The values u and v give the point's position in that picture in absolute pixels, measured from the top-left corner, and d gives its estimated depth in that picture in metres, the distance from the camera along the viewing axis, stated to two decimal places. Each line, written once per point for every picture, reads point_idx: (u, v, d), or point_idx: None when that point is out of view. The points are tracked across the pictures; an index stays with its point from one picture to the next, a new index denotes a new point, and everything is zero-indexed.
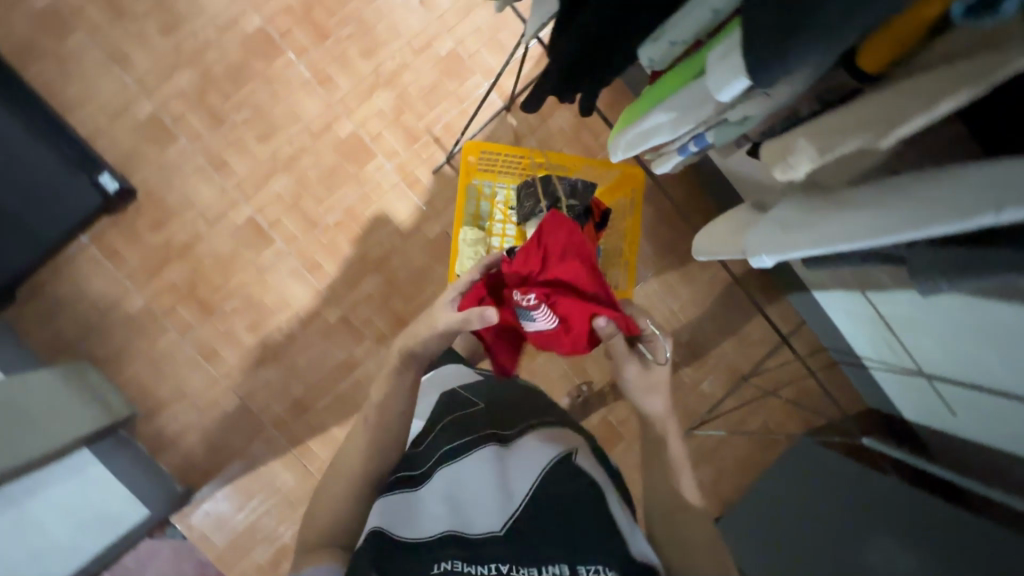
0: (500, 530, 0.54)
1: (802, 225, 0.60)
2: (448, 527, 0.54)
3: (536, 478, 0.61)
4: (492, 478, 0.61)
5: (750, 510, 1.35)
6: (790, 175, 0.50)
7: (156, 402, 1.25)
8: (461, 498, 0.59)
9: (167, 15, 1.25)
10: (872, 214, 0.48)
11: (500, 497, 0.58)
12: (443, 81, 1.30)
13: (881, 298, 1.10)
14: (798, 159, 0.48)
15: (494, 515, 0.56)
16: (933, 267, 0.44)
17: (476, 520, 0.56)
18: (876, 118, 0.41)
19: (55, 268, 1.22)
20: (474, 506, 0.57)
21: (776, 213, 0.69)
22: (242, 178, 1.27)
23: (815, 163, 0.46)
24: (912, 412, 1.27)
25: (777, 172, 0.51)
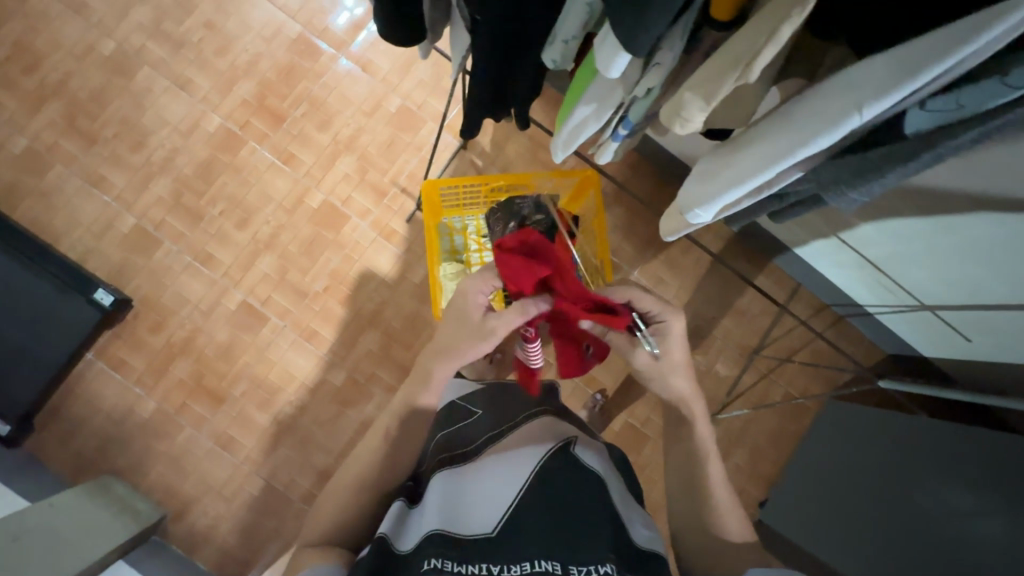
0: (493, 529, 0.59)
1: (725, 169, 0.60)
2: (445, 525, 0.59)
3: (527, 478, 0.65)
4: (491, 490, 0.64)
5: (791, 486, 1.32)
6: (690, 126, 0.52)
7: (183, 500, 1.26)
8: (462, 497, 0.63)
9: (135, 133, 1.33)
10: (769, 145, 0.53)
11: (496, 497, 0.63)
12: (398, 135, 1.37)
13: (863, 241, 1.12)
14: (693, 108, 0.50)
15: (489, 514, 0.61)
16: (840, 176, 0.51)
17: (471, 518, 0.60)
18: (757, 42, 0.43)
19: (67, 390, 1.26)
20: (474, 505, 0.62)
21: (695, 175, 0.69)
22: (229, 266, 1.32)
23: (707, 111, 0.49)
24: (926, 349, 1.29)
25: (674, 129, 0.53)
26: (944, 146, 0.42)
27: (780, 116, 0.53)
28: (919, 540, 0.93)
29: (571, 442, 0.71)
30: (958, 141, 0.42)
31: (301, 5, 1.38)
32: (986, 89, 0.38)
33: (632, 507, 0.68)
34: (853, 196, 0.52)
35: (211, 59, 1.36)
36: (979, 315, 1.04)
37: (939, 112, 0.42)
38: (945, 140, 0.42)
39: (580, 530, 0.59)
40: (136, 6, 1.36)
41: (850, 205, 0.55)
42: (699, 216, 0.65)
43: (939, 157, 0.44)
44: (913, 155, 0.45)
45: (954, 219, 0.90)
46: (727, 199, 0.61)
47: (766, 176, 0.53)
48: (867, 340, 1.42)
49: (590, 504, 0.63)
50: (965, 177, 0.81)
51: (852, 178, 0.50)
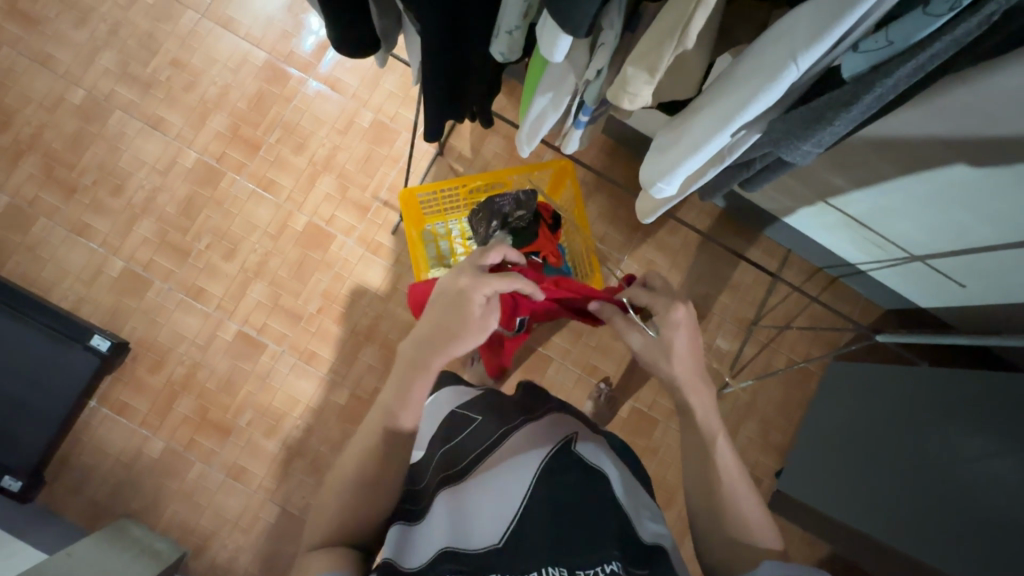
0: (497, 542, 0.58)
1: (676, 140, 0.61)
2: (451, 542, 0.57)
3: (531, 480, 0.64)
4: (492, 500, 0.62)
5: (805, 453, 1.31)
6: (637, 99, 0.52)
7: (201, 536, 1.26)
8: (466, 508, 0.61)
9: (114, 177, 1.34)
10: (715, 109, 0.53)
11: (499, 504, 0.62)
12: (373, 149, 1.38)
13: (846, 201, 1.12)
14: (639, 82, 0.50)
15: (493, 525, 0.59)
16: (790, 130, 0.53)
17: (475, 530, 0.59)
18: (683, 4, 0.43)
19: (74, 440, 1.26)
20: (476, 515, 0.60)
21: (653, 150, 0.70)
22: (221, 298, 1.33)
23: (652, 83, 0.49)
24: (924, 299, 1.28)
25: (623, 105, 0.53)
26: (882, 84, 0.44)
27: (720, 79, 0.53)
28: (937, 490, 0.92)
29: (571, 440, 0.70)
30: (893, 79, 0.43)
31: (263, 32, 1.39)
32: (909, 25, 0.40)
33: (640, 507, 0.67)
34: (805, 149, 0.53)
35: (181, 95, 1.37)
36: (971, 259, 1.04)
37: (871, 53, 0.43)
38: (881, 78, 0.44)
39: (585, 530, 0.59)
40: (101, 52, 1.37)
41: (804, 159, 0.56)
42: (662, 189, 0.66)
43: (879, 97, 0.46)
44: (855, 97, 0.46)
45: (930, 165, 0.90)
46: (681, 168, 0.61)
47: (719, 139, 0.54)
48: (864, 299, 1.42)
49: (595, 504, 0.63)
50: (933, 124, 0.81)
51: (802, 131, 0.51)
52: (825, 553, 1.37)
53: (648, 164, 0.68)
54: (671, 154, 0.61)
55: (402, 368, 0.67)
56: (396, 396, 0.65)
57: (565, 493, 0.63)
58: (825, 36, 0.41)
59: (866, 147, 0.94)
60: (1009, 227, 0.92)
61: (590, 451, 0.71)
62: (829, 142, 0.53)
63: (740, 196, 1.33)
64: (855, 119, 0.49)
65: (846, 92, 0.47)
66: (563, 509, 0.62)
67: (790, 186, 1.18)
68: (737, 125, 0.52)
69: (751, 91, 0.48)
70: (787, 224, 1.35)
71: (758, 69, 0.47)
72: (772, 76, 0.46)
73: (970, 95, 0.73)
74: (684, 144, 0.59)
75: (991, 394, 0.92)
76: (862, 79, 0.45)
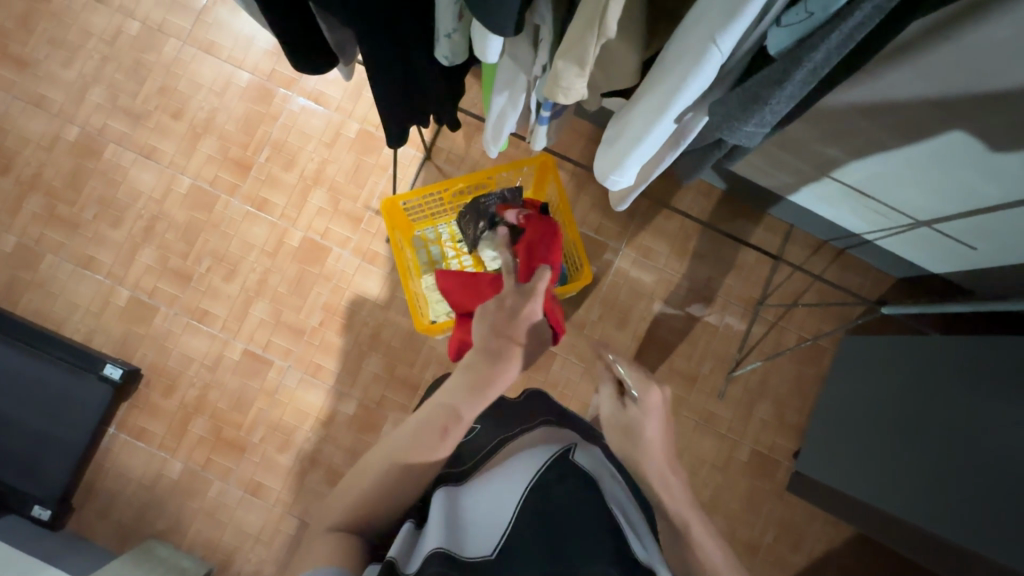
0: (490, 553, 0.56)
1: (622, 126, 0.60)
2: (447, 545, 0.54)
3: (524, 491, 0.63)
4: (490, 516, 0.60)
5: (822, 432, 1.27)
6: (571, 92, 0.50)
7: (225, 551, 1.29)
8: (464, 518, 0.60)
9: (114, 208, 1.37)
10: (652, 95, 0.52)
11: (495, 514, 0.60)
12: (361, 159, 1.38)
13: (843, 171, 1.08)
14: (568, 76, 0.48)
15: (487, 538, 0.57)
16: (729, 112, 0.51)
17: (469, 540, 0.57)
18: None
19: (97, 466, 1.31)
20: (473, 528, 0.59)
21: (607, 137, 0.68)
22: (225, 319, 1.35)
23: (584, 76, 0.48)
24: (936, 266, 1.23)
25: (559, 100, 0.52)
26: (809, 60, 0.42)
27: (654, 62, 0.51)
28: (954, 465, 0.89)
29: (569, 450, 0.68)
30: (821, 53, 0.41)
31: (245, 53, 1.40)
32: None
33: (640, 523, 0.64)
34: (748, 130, 0.51)
35: (171, 123, 1.39)
36: (979, 220, 1.00)
37: (794, 26, 0.41)
38: (808, 52, 0.41)
39: (580, 537, 0.57)
40: (91, 87, 1.40)
41: (751, 139, 0.54)
42: (619, 178, 0.66)
43: (811, 72, 0.43)
44: (786, 74, 0.44)
45: (924, 128, 0.86)
46: (632, 153, 0.60)
47: (662, 122, 0.53)
48: (873, 269, 1.37)
49: (593, 511, 0.61)
50: (920, 83, 0.77)
51: (739, 113, 0.49)
52: (851, 532, 1.34)
53: (603, 151, 0.67)
54: (621, 143, 0.61)
55: (467, 373, 0.72)
56: (458, 391, 0.70)
57: (557, 504, 0.61)
58: (739, 13, 0.40)
59: (855, 114, 0.90)
60: (1016, 184, 0.87)
61: (589, 461, 0.68)
62: (772, 121, 0.51)
63: (735, 174, 1.30)
64: (793, 96, 0.47)
65: (777, 70, 0.45)
66: (559, 517, 0.60)
67: (784, 161, 1.14)
68: (676, 109, 0.51)
69: (680, 75, 0.47)
70: (786, 201, 1.31)
71: (682, 53, 0.46)
72: (697, 60, 0.45)
73: (955, 50, 0.69)
74: (630, 130, 0.58)
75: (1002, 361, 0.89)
76: (790, 54, 0.43)
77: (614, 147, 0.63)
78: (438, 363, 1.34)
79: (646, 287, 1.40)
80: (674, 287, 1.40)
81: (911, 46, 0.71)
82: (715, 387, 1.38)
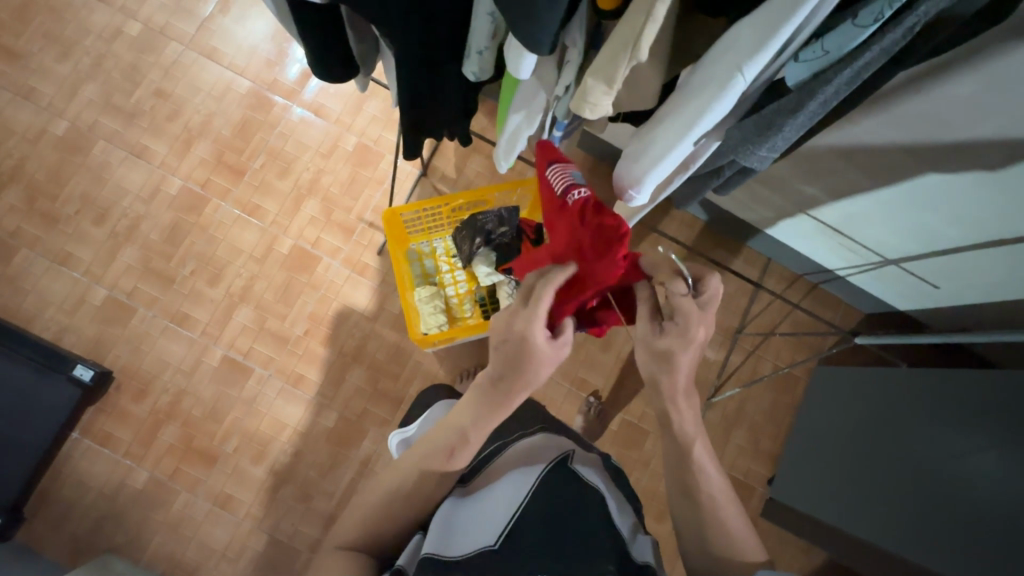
0: (493, 543, 0.57)
1: (641, 147, 0.64)
2: (443, 548, 0.56)
3: (528, 490, 0.64)
4: (489, 513, 0.61)
5: (795, 458, 1.31)
6: (597, 109, 0.55)
7: (187, 567, 1.23)
8: (467, 513, 0.62)
9: (98, 205, 1.34)
10: (674, 120, 0.57)
11: (495, 511, 0.61)
12: (358, 172, 1.40)
13: (821, 209, 1.15)
14: (597, 95, 0.53)
15: (491, 525, 0.59)
16: (745, 137, 0.57)
17: (474, 533, 0.58)
18: (625, 25, 0.46)
19: (55, 473, 1.24)
20: (473, 522, 0.60)
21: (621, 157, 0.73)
22: (206, 324, 1.32)
23: (611, 94, 0.53)
24: (902, 303, 1.31)
25: (586, 115, 0.56)
26: (822, 92, 0.48)
27: (678, 89, 0.56)
28: (921, 486, 0.94)
29: (569, 455, 0.70)
30: (831, 86, 0.47)
31: (246, 61, 1.41)
32: (843, 33, 0.45)
33: (633, 526, 0.65)
34: (760, 154, 0.57)
35: (165, 124, 1.38)
36: (943, 260, 1.08)
37: (810, 62, 0.47)
38: (821, 86, 0.48)
39: (582, 539, 0.58)
40: (85, 83, 1.38)
41: (761, 163, 0.60)
42: (634, 197, 0.70)
43: (821, 104, 0.50)
44: (799, 105, 0.50)
45: (897, 172, 0.93)
46: (650, 172, 0.65)
47: (684, 144, 0.58)
48: (844, 304, 1.44)
49: (590, 513, 0.62)
50: (893, 131, 0.84)
51: (754, 138, 0.56)
52: (821, 559, 1.37)
53: (619, 172, 0.71)
54: (640, 163, 0.65)
55: (480, 396, 0.63)
56: (473, 415, 0.63)
57: (559, 503, 0.63)
58: (765, 47, 0.45)
59: (833, 156, 0.98)
60: (980, 227, 0.95)
61: (586, 468, 0.70)
62: (781, 148, 0.57)
63: (718, 207, 1.36)
64: (803, 125, 0.53)
65: (791, 101, 0.51)
66: (564, 517, 0.61)
67: (766, 196, 1.21)
68: (699, 132, 0.56)
69: (705, 100, 0.52)
70: (766, 235, 1.37)
71: (708, 80, 0.51)
72: (722, 88, 0.50)
73: (927, 102, 0.76)
74: (650, 152, 0.63)
75: (964, 388, 0.96)
76: (804, 87, 0.49)
77: (631, 166, 0.67)
78: (422, 377, 1.33)
79: None
80: None
81: (888, 96, 0.78)
82: None
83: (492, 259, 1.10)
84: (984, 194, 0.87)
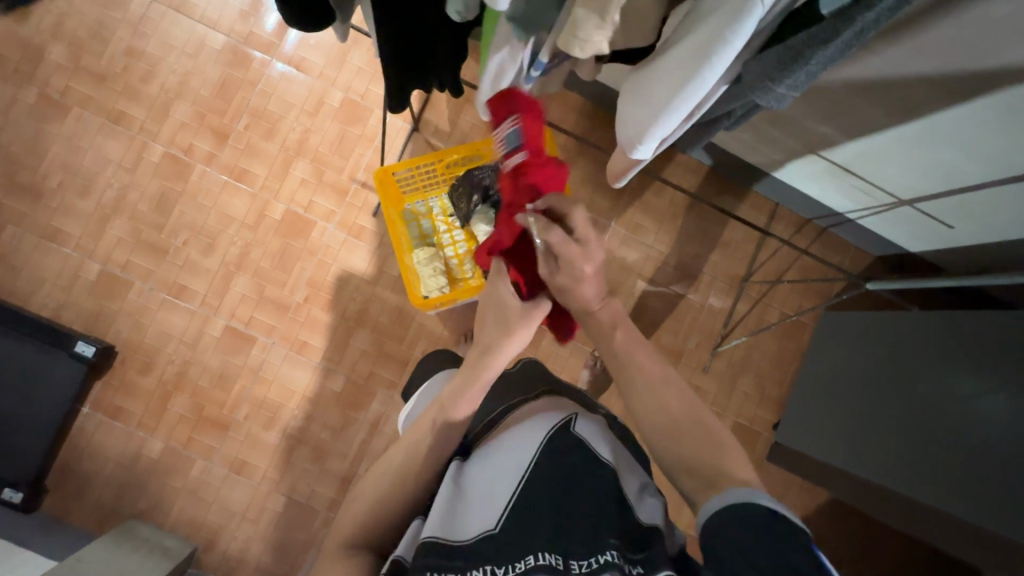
0: (494, 526, 0.56)
1: (665, 67, 0.60)
2: (443, 532, 0.55)
3: (524, 472, 0.61)
4: (489, 489, 0.60)
5: (800, 403, 1.31)
6: (588, 48, 0.55)
7: (210, 530, 1.27)
8: (464, 489, 0.60)
9: (80, 177, 1.30)
10: (690, 45, 0.55)
11: (496, 488, 0.60)
12: (346, 130, 1.33)
13: (833, 149, 1.09)
14: (588, 30, 0.54)
15: (492, 510, 0.58)
16: (765, 72, 0.57)
17: (472, 513, 0.57)
18: None
19: (72, 447, 1.26)
20: (471, 503, 0.58)
21: (634, 95, 0.68)
22: (205, 294, 1.30)
23: (603, 27, 0.53)
24: (913, 244, 1.28)
25: (575, 54, 0.56)
26: (863, 17, 0.47)
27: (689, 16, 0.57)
28: (925, 433, 0.94)
29: (571, 420, 0.66)
30: (874, 11, 0.46)
31: (219, 14, 1.32)
32: None
33: (642, 488, 0.63)
34: (781, 92, 0.58)
35: (140, 86, 1.31)
36: (961, 199, 1.03)
37: None
38: (863, 11, 0.47)
39: (584, 518, 0.57)
40: (50, 45, 1.30)
41: (780, 101, 0.61)
42: (663, 123, 0.64)
43: (855, 33, 0.49)
44: (835, 32, 0.49)
45: (918, 108, 0.87)
46: (677, 87, 0.59)
47: (706, 70, 0.55)
48: (853, 247, 1.41)
49: (595, 482, 0.60)
50: (916, 61, 0.78)
51: (778, 71, 0.56)
52: (825, 498, 1.40)
53: (640, 104, 0.66)
54: (666, 81, 0.60)
55: (469, 368, 0.72)
56: (457, 391, 0.69)
57: (563, 473, 0.61)
58: None
59: (849, 92, 0.91)
60: (997, 162, 0.90)
61: (589, 431, 0.67)
62: (801, 87, 0.58)
63: (724, 150, 1.31)
64: (831, 57, 0.53)
65: (827, 28, 0.50)
66: (569, 494, 0.59)
67: (776, 137, 1.15)
68: (712, 73, 0.55)
69: (719, 26, 0.52)
70: (774, 179, 1.32)
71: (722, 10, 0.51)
72: (740, 14, 0.50)
73: (955, 28, 0.70)
74: (675, 65, 0.58)
75: (969, 324, 0.96)
76: (840, 15, 0.48)
77: (658, 86, 0.62)
78: (426, 338, 1.33)
79: (635, 263, 1.40)
80: (662, 264, 1.41)
81: (910, 20, 0.72)
82: (701, 361, 1.41)
83: (492, 217, 1.07)
84: (992, 130, 0.84)
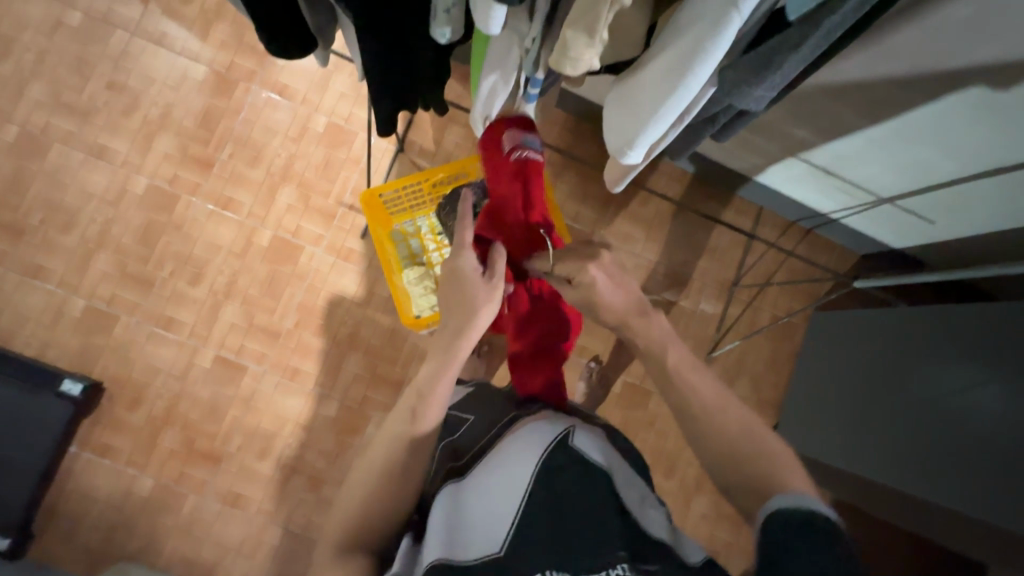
0: (498, 550, 0.54)
1: (649, 78, 0.61)
2: (446, 553, 0.53)
3: (526, 489, 0.59)
4: (491, 509, 0.58)
5: (797, 405, 1.31)
6: (580, 65, 0.56)
7: (205, 568, 1.23)
8: (463, 511, 0.58)
9: (63, 212, 1.28)
10: (672, 56, 0.56)
11: (498, 510, 0.57)
12: (331, 154, 1.34)
13: (813, 152, 1.11)
14: (579, 49, 0.54)
15: (497, 531, 0.56)
16: (742, 78, 0.58)
17: (476, 536, 0.55)
18: None
19: (58, 488, 1.22)
20: (473, 525, 0.56)
21: (619, 104, 0.69)
22: (193, 324, 1.28)
23: (593, 46, 0.54)
24: (897, 241, 1.30)
25: (567, 71, 0.57)
26: (829, 20, 0.49)
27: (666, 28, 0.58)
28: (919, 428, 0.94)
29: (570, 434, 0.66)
30: (839, 14, 0.48)
31: (200, 45, 1.33)
32: None
33: (643, 500, 0.63)
34: (758, 93, 0.59)
35: (122, 120, 1.31)
36: (939, 195, 1.06)
37: None
38: (828, 15, 0.48)
39: (587, 532, 0.56)
40: (30, 83, 1.30)
41: (757, 103, 0.62)
42: (652, 132, 0.65)
43: (824, 34, 0.51)
44: (803, 38, 0.51)
45: (893, 109, 0.89)
46: (662, 97, 0.60)
47: (691, 80, 0.56)
48: (838, 247, 1.42)
49: (596, 496, 0.60)
50: (887, 64, 0.80)
51: (753, 77, 0.57)
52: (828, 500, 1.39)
53: (628, 114, 0.67)
54: (651, 92, 0.61)
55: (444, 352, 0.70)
56: (433, 375, 0.68)
57: (563, 488, 0.60)
58: None
59: (825, 95, 0.93)
60: (971, 157, 0.93)
61: (588, 444, 0.66)
62: (778, 86, 0.59)
63: (707, 158, 1.33)
64: (803, 58, 0.55)
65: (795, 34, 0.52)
66: (573, 510, 0.58)
67: (757, 143, 1.17)
68: (696, 82, 0.56)
69: (698, 40, 0.53)
70: (758, 183, 1.34)
71: (700, 24, 0.52)
72: (718, 27, 0.51)
73: (921, 32, 0.72)
74: (659, 77, 0.59)
75: (955, 318, 0.97)
76: (808, 19, 0.50)
77: (643, 97, 0.63)
78: (420, 358, 1.32)
79: None
80: (652, 272, 1.41)
81: (878, 25, 0.74)
82: None
83: None
84: (962, 127, 0.87)
